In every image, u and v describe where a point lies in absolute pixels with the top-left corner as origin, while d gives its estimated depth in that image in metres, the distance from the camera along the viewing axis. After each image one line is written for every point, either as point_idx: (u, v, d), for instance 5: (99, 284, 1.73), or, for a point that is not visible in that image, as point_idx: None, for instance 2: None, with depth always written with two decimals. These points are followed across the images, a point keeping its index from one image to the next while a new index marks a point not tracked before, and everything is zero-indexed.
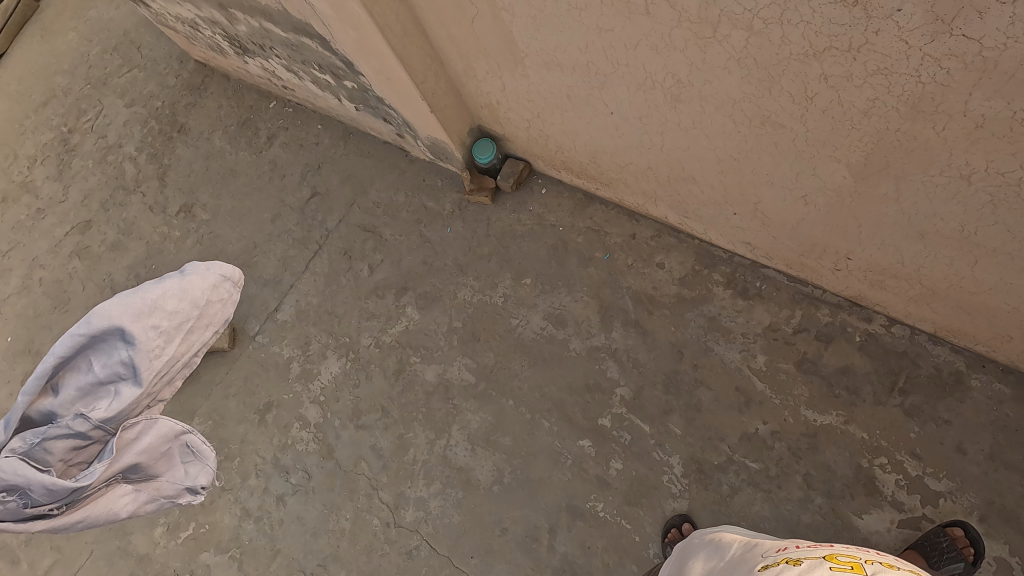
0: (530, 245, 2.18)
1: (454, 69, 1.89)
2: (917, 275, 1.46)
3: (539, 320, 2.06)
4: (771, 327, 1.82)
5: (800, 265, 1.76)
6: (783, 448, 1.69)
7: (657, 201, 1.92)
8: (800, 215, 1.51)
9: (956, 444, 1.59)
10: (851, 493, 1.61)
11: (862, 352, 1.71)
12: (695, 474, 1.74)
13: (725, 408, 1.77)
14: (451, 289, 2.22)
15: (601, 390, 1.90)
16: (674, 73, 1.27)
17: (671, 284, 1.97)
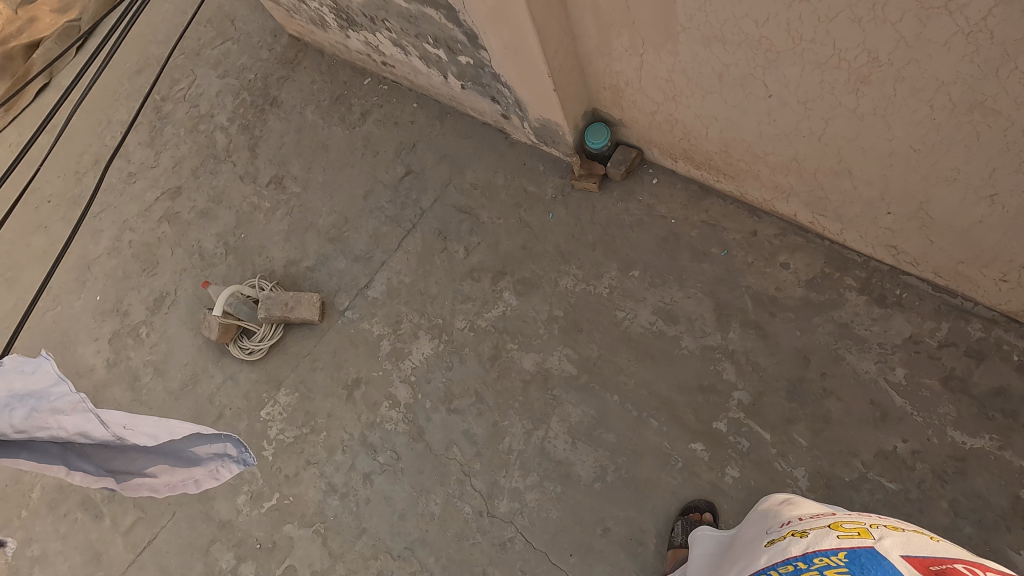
0: (639, 236, 2.08)
1: (584, 46, 1.82)
2: None
3: (648, 314, 1.96)
4: (912, 339, 1.69)
5: (953, 274, 1.62)
6: (926, 469, 1.57)
7: (790, 196, 1.80)
8: (977, 219, 1.39)
9: None
10: (1006, 526, 1.49)
11: (1020, 373, 1.58)
12: (823, 490, 1.62)
13: (858, 422, 1.65)
14: (553, 277, 2.14)
15: (716, 392, 1.80)
16: (872, 51, 1.19)
17: (797, 285, 1.84)
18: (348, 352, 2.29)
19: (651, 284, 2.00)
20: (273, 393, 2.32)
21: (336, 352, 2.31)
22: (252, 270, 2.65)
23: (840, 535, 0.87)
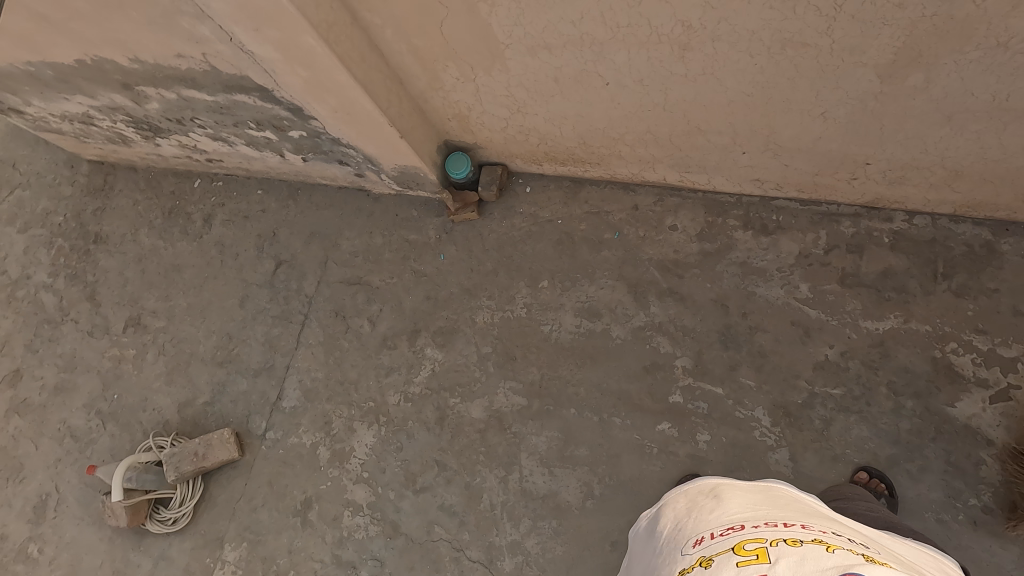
0: (536, 247, 2.10)
1: (415, 86, 1.76)
2: (941, 160, 1.48)
3: (571, 319, 1.97)
4: (802, 254, 1.82)
5: (814, 187, 1.76)
6: (858, 365, 1.68)
7: (656, 164, 1.87)
8: (819, 135, 1.50)
9: (1011, 308, 1.63)
10: (937, 387, 1.62)
11: (896, 250, 1.74)
12: (785, 420, 1.70)
13: (789, 345, 1.75)
14: (469, 316, 2.09)
15: (661, 368, 1.84)
16: (684, 20, 1.24)
17: (691, 242, 1.94)
18: (285, 475, 2.07)
19: (563, 288, 2.02)
20: (218, 553, 2.04)
21: (273, 481, 2.07)
22: (141, 430, 2.30)
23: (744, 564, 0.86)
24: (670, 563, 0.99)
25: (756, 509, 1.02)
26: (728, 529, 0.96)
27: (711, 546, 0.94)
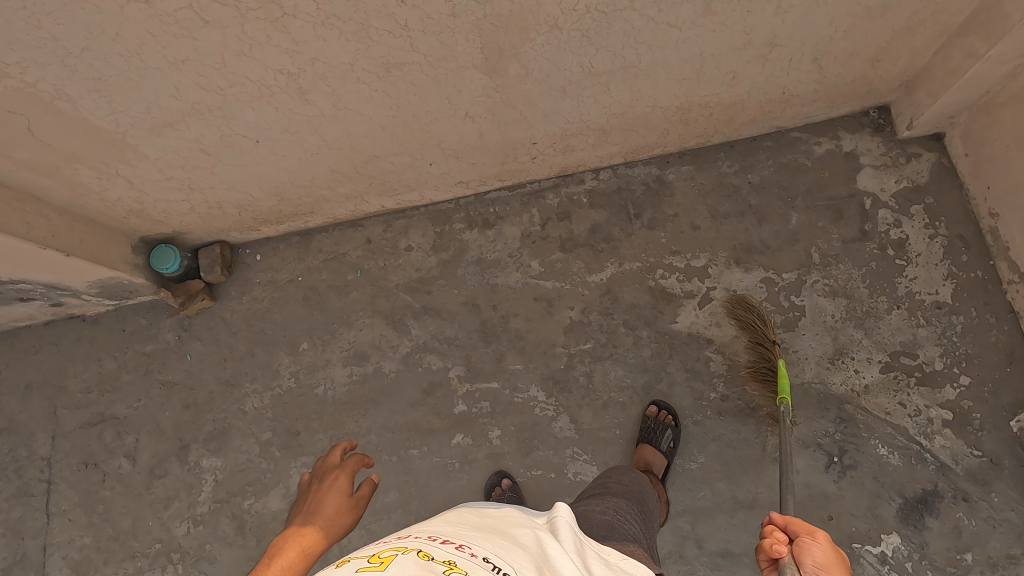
0: (285, 312, 2.00)
1: (60, 198, 1.56)
2: (584, 122, 1.66)
3: (342, 370, 1.92)
4: (524, 235, 1.95)
5: (509, 173, 1.89)
6: (597, 316, 1.85)
7: (365, 195, 1.87)
8: (477, 131, 1.60)
9: (690, 224, 1.88)
10: (659, 311, 1.82)
11: (595, 207, 1.94)
12: (556, 388, 1.81)
13: (538, 320, 1.88)
14: (239, 407, 1.93)
15: (438, 385, 1.86)
16: (280, 67, 1.21)
17: (428, 257, 1.98)
18: None
19: (325, 343, 1.95)
20: None
21: None
22: None
23: (424, 559, 0.65)
24: (409, 534, 0.76)
25: (533, 538, 0.80)
26: (467, 545, 0.72)
27: (436, 549, 0.69)
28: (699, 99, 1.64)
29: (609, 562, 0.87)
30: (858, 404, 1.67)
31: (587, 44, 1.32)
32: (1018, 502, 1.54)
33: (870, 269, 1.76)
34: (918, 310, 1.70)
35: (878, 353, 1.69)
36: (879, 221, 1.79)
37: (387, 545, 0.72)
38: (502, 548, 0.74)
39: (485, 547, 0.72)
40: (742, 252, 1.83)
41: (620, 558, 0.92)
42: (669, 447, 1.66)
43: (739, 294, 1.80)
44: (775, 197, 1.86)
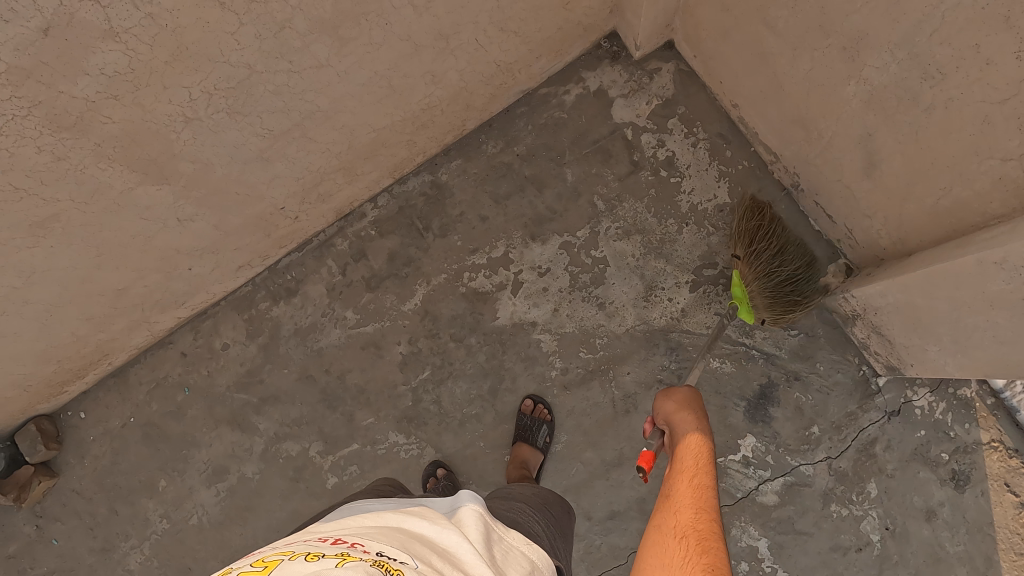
0: (131, 458, 1.91)
1: None
2: (318, 171, 1.59)
3: (208, 491, 1.86)
4: (330, 289, 1.88)
5: (284, 238, 1.81)
6: (425, 341, 1.82)
7: (148, 318, 1.76)
8: (209, 225, 1.52)
9: (479, 218, 1.84)
10: (480, 313, 1.80)
11: (385, 235, 1.87)
12: (412, 425, 1.79)
13: (372, 367, 1.83)
14: (124, 568, 1.87)
15: (302, 468, 1.83)
16: None
17: (247, 347, 1.90)
18: None
19: (182, 471, 1.88)
20: None
21: None
22: None
23: (310, 557, 0.63)
24: (297, 540, 0.74)
25: (436, 526, 0.81)
26: (362, 540, 0.71)
27: (326, 548, 0.67)
28: (417, 105, 1.58)
29: (511, 545, 0.90)
30: (681, 330, 1.71)
31: (241, 118, 1.25)
32: (840, 363, 1.62)
33: (651, 197, 1.77)
34: (704, 219, 1.73)
35: (684, 275, 1.72)
36: (645, 147, 1.79)
37: (272, 550, 0.69)
38: (398, 540, 0.74)
39: (379, 541, 0.71)
40: (533, 226, 1.82)
41: (524, 542, 0.94)
42: (544, 442, 1.68)
43: (544, 268, 1.79)
44: (545, 161, 1.83)
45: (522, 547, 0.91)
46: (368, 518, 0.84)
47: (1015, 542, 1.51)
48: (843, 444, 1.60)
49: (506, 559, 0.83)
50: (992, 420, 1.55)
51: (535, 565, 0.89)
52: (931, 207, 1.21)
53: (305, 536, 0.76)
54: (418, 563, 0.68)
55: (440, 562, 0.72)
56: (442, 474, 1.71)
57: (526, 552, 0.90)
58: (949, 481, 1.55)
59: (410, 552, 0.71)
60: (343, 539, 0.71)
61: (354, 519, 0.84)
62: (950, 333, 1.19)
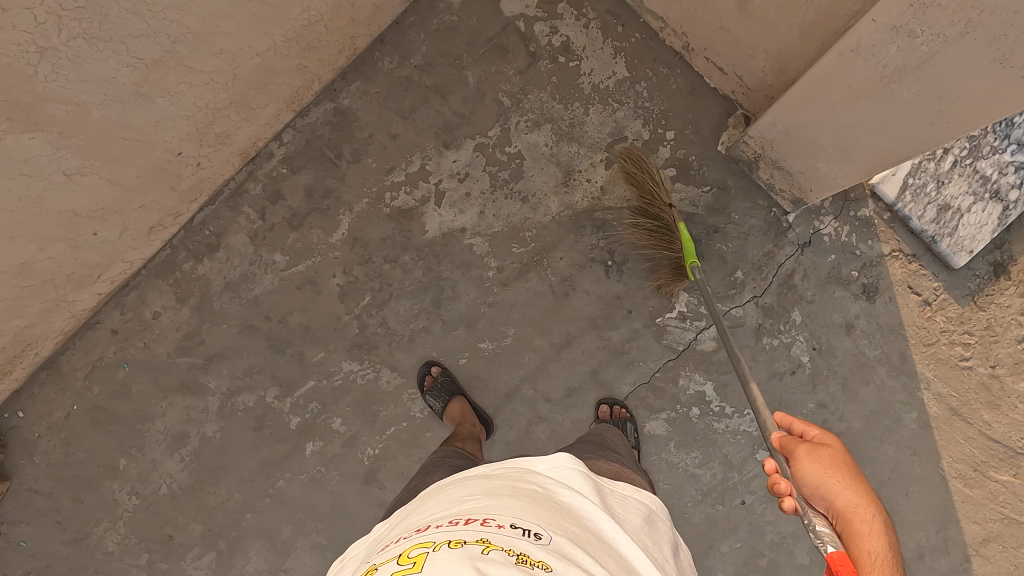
0: (84, 447, 1.85)
1: None
2: (208, 107, 1.53)
3: (172, 460, 1.84)
4: (253, 237, 1.84)
5: (193, 191, 1.75)
6: (360, 268, 1.82)
7: (65, 297, 1.70)
8: (101, 180, 1.45)
9: (390, 136, 1.82)
10: (409, 229, 1.81)
11: (297, 171, 1.83)
12: (364, 351, 1.81)
13: (313, 303, 1.82)
14: (104, 551, 1.85)
15: (263, 415, 1.82)
16: None
17: (179, 310, 1.85)
18: None
19: (141, 447, 1.84)
20: None
21: None
22: None
23: (455, 545, 0.68)
24: (425, 524, 0.78)
25: (548, 486, 0.86)
26: (491, 514, 0.75)
27: (464, 530, 0.72)
28: (296, 22, 1.53)
29: (619, 495, 0.96)
30: (604, 208, 1.77)
31: (101, 45, 1.21)
32: (752, 208, 1.72)
33: (554, 85, 1.79)
34: (608, 97, 1.77)
35: (597, 154, 1.77)
36: (539, 37, 1.79)
37: (407, 539, 0.73)
38: (526, 508, 0.79)
39: (507, 512, 0.76)
40: (445, 134, 1.81)
41: (633, 490, 1.00)
42: (634, 440, 1.69)
43: (463, 174, 1.80)
44: (444, 67, 1.81)
45: (630, 495, 0.96)
46: (473, 482, 0.89)
47: (922, 334, 1.68)
48: (765, 282, 1.72)
49: (626, 511, 0.91)
50: (891, 232, 1.70)
51: (648, 510, 0.95)
52: (801, 26, 1.28)
53: (429, 516, 0.81)
54: (551, 535, 0.74)
55: (565, 527, 0.77)
56: (438, 372, 1.76)
57: (636, 499, 0.97)
58: (861, 294, 1.70)
59: (544, 520, 0.76)
60: (472, 518, 0.75)
61: (464, 486, 0.89)
62: (834, 141, 1.28)
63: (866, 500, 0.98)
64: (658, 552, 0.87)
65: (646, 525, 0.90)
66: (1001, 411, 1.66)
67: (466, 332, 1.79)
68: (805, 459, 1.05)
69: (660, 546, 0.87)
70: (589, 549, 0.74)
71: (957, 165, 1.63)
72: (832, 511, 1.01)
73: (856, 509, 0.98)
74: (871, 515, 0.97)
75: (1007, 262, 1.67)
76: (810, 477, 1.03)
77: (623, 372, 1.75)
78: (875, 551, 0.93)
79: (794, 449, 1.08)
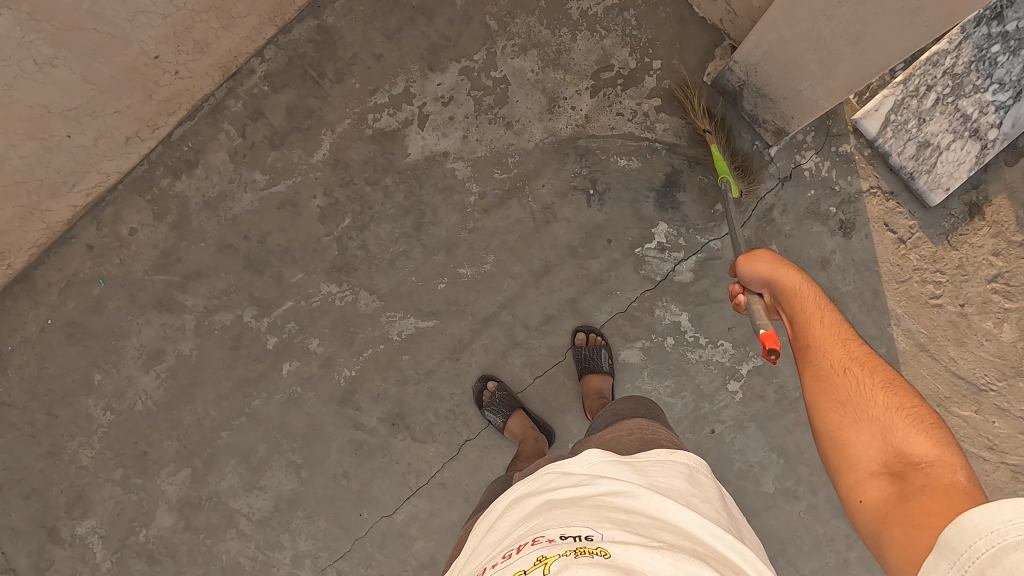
0: (59, 361, 1.82)
1: None
2: (185, 8, 1.51)
3: (147, 377, 1.83)
4: (232, 155, 1.80)
5: (172, 103, 1.71)
6: (340, 190, 1.80)
7: (37, 205, 1.67)
8: (74, 75, 1.46)
9: (374, 57, 1.78)
10: (392, 153, 1.79)
11: (279, 89, 1.78)
12: (342, 274, 1.80)
13: (292, 225, 1.81)
14: (77, 466, 1.83)
15: (240, 335, 1.82)
16: None
17: (155, 228, 1.81)
18: None
19: (116, 362, 1.83)
20: None
21: None
22: None
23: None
24: (481, 567, 0.83)
25: (586, 486, 0.92)
26: (540, 534, 0.81)
27: (519, 560, 0.77)
28: None
29: (657, 461, 1.00)
30: (588, 136, 1.76)
31: None
32: (735, 140, 1.72)
33: (542, 10, 1.76)
34: (596, 24, 1.75)
35: (583, 82, 1.76)
36: None
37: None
38: (571, 516, 0.84)
39: (554, 527, 0.82)
40: (431, 57, 1.78)
41: (670, 450, 1.05)
42: (610, 364, 1.71)
43: (447, 97, 1.78)
44: None
45: (669, 457, 1.02)
46: (514, 509, 0.95)
47: (895, 271, 1.71)
48: (744, 216, 1.72)
49: (669, 475, 0.96)
50: (870, 169, 1.71)
51: (690, 467, 1.00)
52: None
53: (486, 556, 0.86)
54: (602, 533, 0.79)
55: (615, 518, 0.83)
56: (494, 387, 1.74)
57: (674, 459, 1.02)
58: (838, 230, 1.71)
59: (592, 523, 0.81)
60: (523, 545, 0.80)
61: (508, 516, 0.94)
62: (816, 57, 1.28)
63: (795, 273, 1.09)
64: (708, 506, 0.93)
65: (691, 484, 0.96)
66: (967, 348, 1.70)
67: (446, 258, 1.78)
68: (741, 261, 1.18)
69: (709, 503, 0.93)
70: (642, 532, 0.80)
71: (939, 103, 1.63)
72: (765, 285, 1.13)
73: (779, 272, 1.10)
74: (791, 276, 1.08)
75: (982, 202, 1.69)
76: (746, 273, 1.16)
77: (601, 301, 1.76)
78: (808, 310, 1.03)
79: (733, 262, 1.21)
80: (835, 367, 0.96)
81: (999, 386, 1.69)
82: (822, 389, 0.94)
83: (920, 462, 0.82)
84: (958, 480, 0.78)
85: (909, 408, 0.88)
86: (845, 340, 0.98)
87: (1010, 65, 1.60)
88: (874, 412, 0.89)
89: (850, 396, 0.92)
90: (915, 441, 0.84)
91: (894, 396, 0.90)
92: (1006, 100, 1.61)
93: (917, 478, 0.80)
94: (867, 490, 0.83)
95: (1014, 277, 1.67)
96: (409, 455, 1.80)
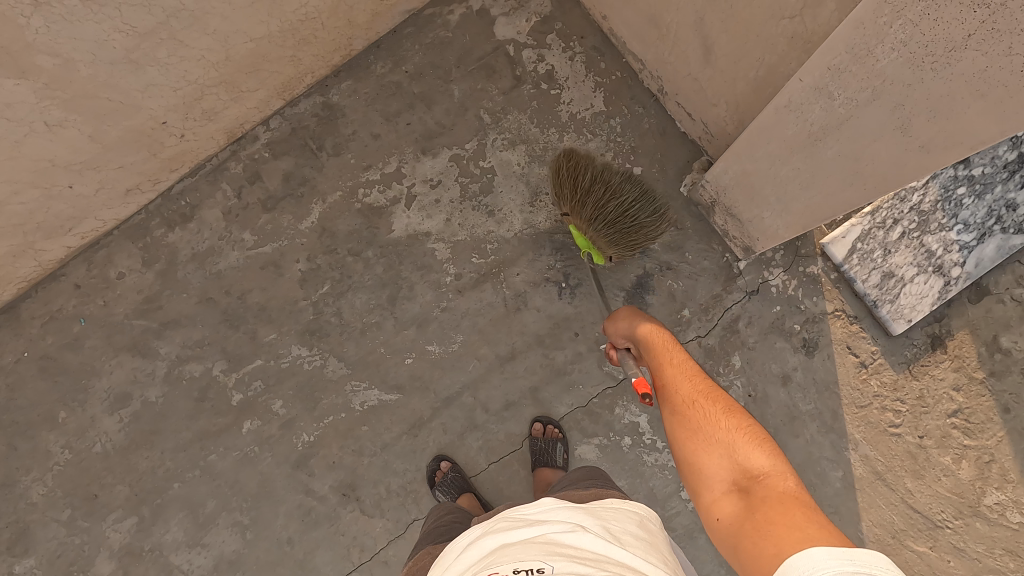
0: (28, 394, 1.85)
1: None
2: (196, 82, 1.62)
3: (110, 419, 1.85)
4: (226, 213, 1.88)
5: (176, 161, 1.81)
6: (323, 257, 1.86)
7: (33, 245, 1.73)
8: (82, 135, 1.54)
9: (372, 137, 1.88)
10: (376, 226, 1.86)
11: (279, 156, 1.88)
12: (313, 339, 1.84)
13: (272, 285, 1.86)
14: (26, 502, 1.83)
15: (207, 388, 1.85)
16: None
17: (143, 274, 1.87)
18: None
19: (83, 402, 1.85)
20: None
21: None
22: None
23: None
24: None
25: (540, 523, 0.91)
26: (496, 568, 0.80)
27: None
28: (293, 15, 1.62)
29: (610, 509, 1.00)
30: (565, 231, 1.82)
31: (98, 9, 1.30)
32: (706, 251, 1.78)
33: (533, 109, 1.86)
34: (582, 127, 1.85)
35: None
36: (526, 62, 1.87)
37: None
38: (525, 550, 0.83)
39: (509, 562, 0.80)
40: (425, 140, 1.88)
41: (622, 501, 1.04)
42: (565, 458, 1.71)
43: (435, 181, 1.87)
44: (433, 78, 1.88)
45: (620, 506, 1.01)
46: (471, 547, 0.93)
47: (855, 396, 1.73)
48: (709, 324, 1.76)
49: (621, 520, 0.95)
50: (836, 292, 1.76)
51: (641, 515, 0.99)
52: (754, 79, 1.39)
53: None
54: (553, 562, 0.78)
55: (569, 550, 0.82)
56: (448, 466, 1.74)
57: (627, 508, 1.01)
58: (801, 347, 1.74)
59: (545, 552, 0.80)
60: None
61: (468, 549, 0.92)
62: (774, 191, 1.35)
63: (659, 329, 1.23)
64: (659, 549, 0.92)
65: (641, 528, 0.95)
66: (924, 482, 1.69)
67: (415, 333, 1.82)
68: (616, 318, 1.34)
69: (658, 550, 0.91)
70: (593, 564, 0.79)
71: (904, 236, 1.68)
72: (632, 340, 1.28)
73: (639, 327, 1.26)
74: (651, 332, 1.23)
75: (944, 335, 1.71)
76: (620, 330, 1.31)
77: (562, 393, 1.78)
78: (667, 355, 1.17)
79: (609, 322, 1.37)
80: (684, 402, 1.08)
81: (955, 524, 1.67)
82: (680, 425, 1.06)
83: (758, 475, 0.93)
84: (790, 487, 0.90)
85: (750, 430, 1.01)
86: (682, 364, 1.15)
87: (974, 208, 1.65)
88: (720, 438, 1.00)
89: (685, 415, 1.06)
90: (733, 437, 1.00)
91: (735, 421, 1.02)
92: (970, 241, 1.65)
93: (759, 489, 0.91)
94: (724, 508, 0.93)
95: (974, 414, 1.68)
96: (355, 528, 1.78)
